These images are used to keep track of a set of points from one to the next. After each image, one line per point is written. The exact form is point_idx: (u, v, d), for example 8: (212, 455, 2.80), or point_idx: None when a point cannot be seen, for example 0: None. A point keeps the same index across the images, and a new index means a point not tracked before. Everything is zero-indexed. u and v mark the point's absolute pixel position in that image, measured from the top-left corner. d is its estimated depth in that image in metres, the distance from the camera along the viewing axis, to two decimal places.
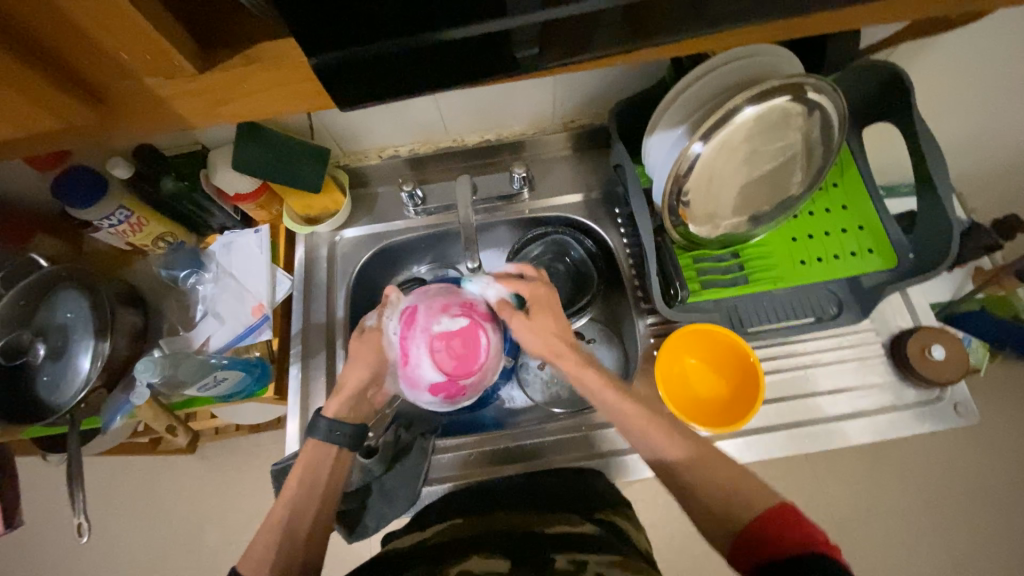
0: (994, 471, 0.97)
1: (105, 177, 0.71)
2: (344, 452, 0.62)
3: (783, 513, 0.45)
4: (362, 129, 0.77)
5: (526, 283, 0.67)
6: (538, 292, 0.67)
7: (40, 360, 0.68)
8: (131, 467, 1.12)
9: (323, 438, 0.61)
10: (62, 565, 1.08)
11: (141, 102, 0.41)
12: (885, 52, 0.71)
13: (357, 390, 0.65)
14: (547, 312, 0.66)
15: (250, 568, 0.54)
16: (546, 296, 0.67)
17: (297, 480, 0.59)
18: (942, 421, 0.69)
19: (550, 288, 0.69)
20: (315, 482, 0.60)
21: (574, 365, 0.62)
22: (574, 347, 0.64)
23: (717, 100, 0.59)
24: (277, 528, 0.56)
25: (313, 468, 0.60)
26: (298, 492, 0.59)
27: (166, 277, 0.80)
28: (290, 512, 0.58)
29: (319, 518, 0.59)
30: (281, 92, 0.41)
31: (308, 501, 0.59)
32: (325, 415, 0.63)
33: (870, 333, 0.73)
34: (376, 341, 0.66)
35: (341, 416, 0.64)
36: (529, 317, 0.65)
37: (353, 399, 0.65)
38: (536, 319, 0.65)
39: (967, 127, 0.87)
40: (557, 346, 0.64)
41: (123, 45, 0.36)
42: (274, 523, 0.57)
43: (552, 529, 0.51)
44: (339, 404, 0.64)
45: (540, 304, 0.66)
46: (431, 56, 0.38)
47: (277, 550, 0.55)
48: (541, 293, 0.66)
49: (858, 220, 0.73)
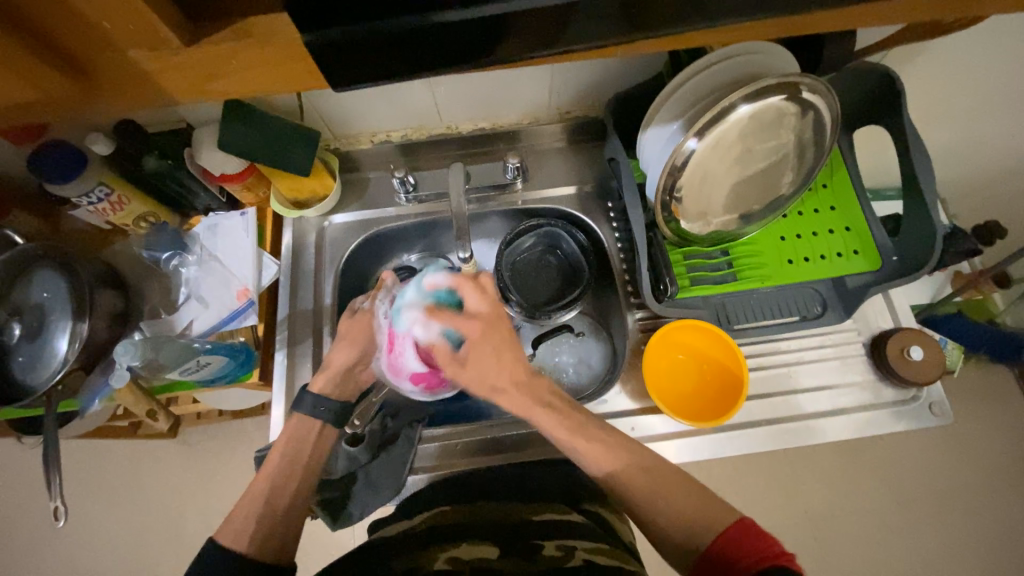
0: (962, 469, 1.01)
1: (85, 153, 0.69)
2: (329, 428, 0.63)
3: (739, 531, 0.46)
4: (354, 112, 0.76)
5: (460, 323, 0.55)
6: (473, 332, 0.55)
7: (15, 341, 0.66)
8: (110, 450, 1.10)
9: (309, 413, 0.62)
10: (36, 548, 1.06)
11: (124, 76, 0.39)
12: (879, 55, 0.72)
13: (344, 368, 0.65)
14: (486, 356, 0.54)
15: (229, 539, 0.53)
16: (485, 335, 0.55)
17: (279, 455, 0.59)
18: (916, 420, 0.71)
19: (491, 321, 0.56)
20: (298, 459, 0.59)
21: (523, 408, 0.55)
22: (524, 386, 0.55)
23: (712, 97, 0.59)
24: (257, 501, 0.55)
25: (295, 444, 0.60)
26: (279, 467, 0.58)
27: (149, 259, 0.79)
28: (270, 488, 0.57)
29: (299, 493, 0.58)
30: (271, 71, 0.40)
31: (288, 477, 0.58)
32: (311, 391, 0.63)
33: (852, 333, 0.75)
34: (366, 325, 0.66)
35: (327, 393, 0.64)
36: (465, 364, 0.55)
37: (341, 376, 0.65)
38: (473, 367, 0.54)
39: (954, 134, 0.88)
40: (502, 393, 0.55)
41: (107, 14, 0.34)
42: (254, 495, 0.56)
43: (538, 517, 0.52)
44: (324, 381, 0.64)
45: (477, 348, 0.54)
46: (427, 40, 0.37)
47: (256, 522, 0.54)
48: (479, 334, 0.54)
49: (846, 222, 0.74)
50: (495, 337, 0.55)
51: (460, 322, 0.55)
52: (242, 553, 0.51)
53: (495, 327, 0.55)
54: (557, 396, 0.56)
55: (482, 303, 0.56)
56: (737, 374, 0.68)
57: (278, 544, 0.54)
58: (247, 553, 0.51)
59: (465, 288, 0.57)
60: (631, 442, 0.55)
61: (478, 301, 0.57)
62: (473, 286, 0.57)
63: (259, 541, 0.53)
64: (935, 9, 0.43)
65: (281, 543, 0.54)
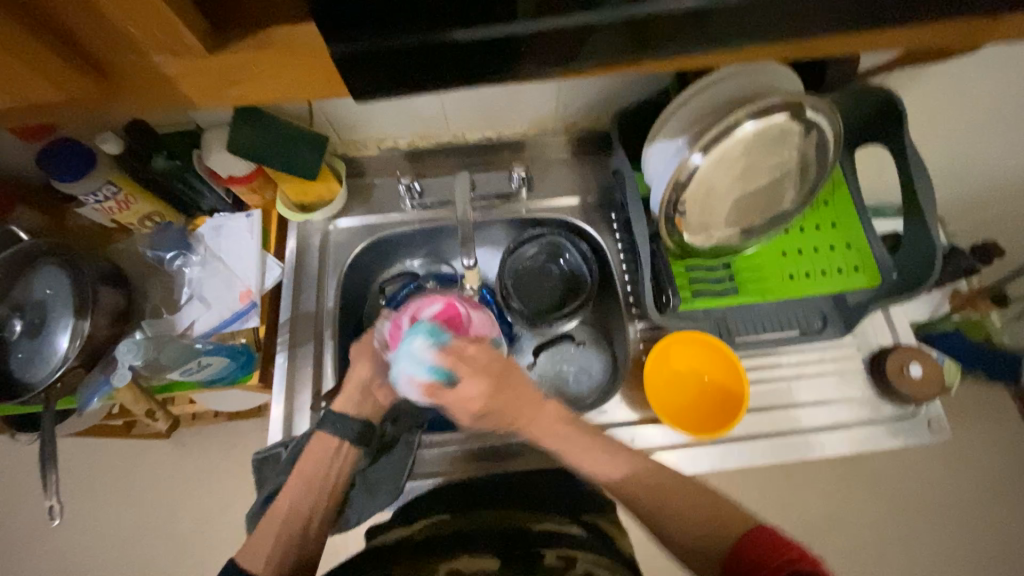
0: (956, 487, 1.01)
1: (94, 152, 0.69)
2: (347, 445, 0.63)
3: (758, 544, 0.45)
4: (363, 118, 0.76)
5: (464, 405, 0.56)
6: (479, 408, 0.57)
7: (17, 336, 0.66)
8: (103, 449, 1.09)
9: (330, 432, 0.62)
10: (24, 547, 1.04)
11: (144, 79, 0.39)
12: (881, 76, 0.73)
13: (362, 383, 0.64)
14: (496, 415, 0.58)
15: (248, 559, 0.55)
16: (490, 407, 0.57)
17: (297, 471, 0.60)
18: (914, 437, 0.71)
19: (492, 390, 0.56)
20: (314, 475, 0.60)
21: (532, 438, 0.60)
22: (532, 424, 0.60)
23: (717, 114, 0.60)
24: (275, 519, 0.57)
25: (316, 462, 0.61)
26: (297, 485, 0.59)
27: (152, 258, 0.79)
28: (287, 506, 0.58)
29: (315, 511, 0.60)
30: (291, 79, 0.41)
31: (305, 495, 0.59)
32: (331, 410, 0.64)
33: (852, 348, 0.75)
34: (370, 341, 0.66)
35: (347, 412, 0.64)
36: (479, 422, 0.59)
37: (359, 394, 0.64)
38: (488, 422, 0.59)
39: (953, 155, 0.90)
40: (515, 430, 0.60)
41: (133, 20, 0.35)
42: (274, 513, 0.58)
43: (539, 526, 0.52)
44: (343, 401, 0.64)
45: (489, 413, 0.58)
46: (441, 53, 0.38)
47: (274, 539, 0.56)
48: (485, 408, 0.57)
49: (847, 239, 0.74)
50: (499, 406, 0.57)
51: (464, 403, 0.56)
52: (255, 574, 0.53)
53: (498, 398, 0.57)
54: (565, 420, 0.59)
55: (478, 381, 0.56)
56: (739, 383, 0.68)
57: (295, 560, 0.56)
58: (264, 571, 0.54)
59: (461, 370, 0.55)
60: None
61: (476, 380, 0.56)
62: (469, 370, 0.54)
63: (277, 558, 0.55)
64: (939, 37, 0.44)
65: (299, 557, 0.56)
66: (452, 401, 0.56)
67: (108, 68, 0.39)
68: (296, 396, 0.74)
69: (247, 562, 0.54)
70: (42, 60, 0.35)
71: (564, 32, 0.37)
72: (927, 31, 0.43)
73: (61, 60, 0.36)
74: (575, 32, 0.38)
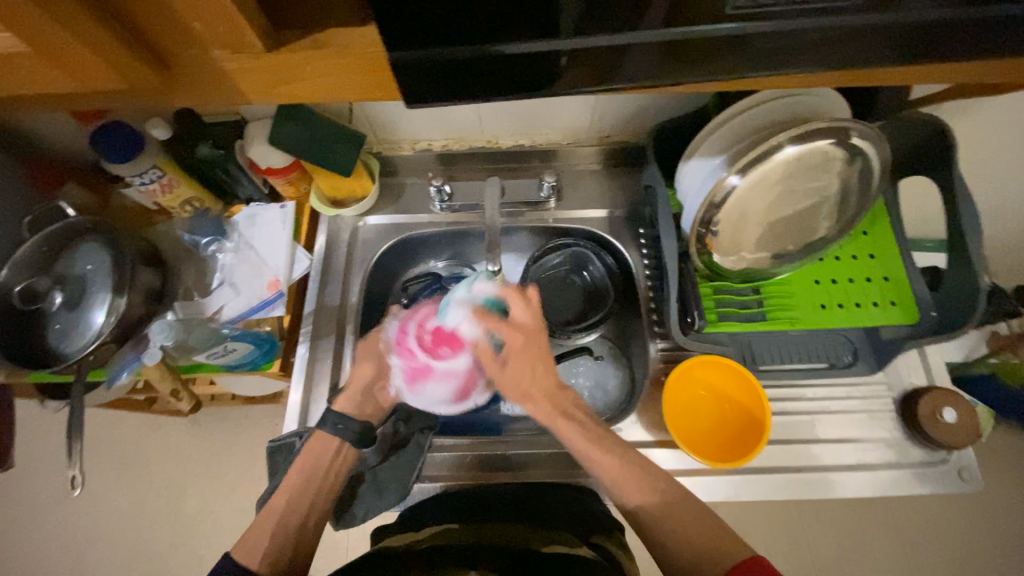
0: (982, 539, 0.96)
1: (142, 136, 0.72)
2: (347, 447, 0.61)
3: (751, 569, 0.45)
4: (400, 119, 0.78)
5: (505, 331, 0.59)
6: (516, 339, 0.58)
7: (55, 308, 0.69)
8: (125, 422, 1.13)
9: (330, 432, 0.61)
10: (43, 510, 1.08)
11: (204, 74, 0.41)
12: (932, 108, 0.71)
13: (365, 384, 0.65)
14: (525, 361, 0.58)
15: (242, 553, 0.54)
16: (526, 344, 0.59)
17: (296, 470, 0.59)
18: (942, 485, 0.68)
19: (537, 331, 0.60)
20: (315, 474, 0.59)
21: (546, 417, 0.58)
22: (554, 397, 0.58)
23: (759, 135, 0.59)
24: (271, 516, 0.56)
25: (314, 459, 0.60)
26: (296, 483, 0.58)
27: (188, 241, 0.81)
28: (284, 504, 0.58)
29: (312, 511, 0.58)
30: (342, 81, 0.42)
31: (303, 493, 0.58)
32: (333, 409, 0.63)
33: (882, 386, 0.73)
34: (377, 339, 0.66)
35: (347, 411, 0.64)
36: (506, 368, 0.59)
37: (361, 394, 0.65)
38: (513, 372, 0.58)
39: (1002, 191, 0.86)
40: (532, 402, 0.58)
41: (200, 16, 0.36)
42: (270, 509, 0.57)
43: (548, 549, 0.51)
44: (344, 402, 0.64)
45: (518, 360, 0.58)
46: (487, 67, 0.38)
47: (269, 537, 0.55)
48: (521, 343, 0.59)
49: (884, 272, 0.72)
50: (534, 348, 0.59)
51: (504, 329, 0.59)
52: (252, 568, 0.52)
53: (536, 338, 0.59)
54: (577, 406, 0.59)
55: (527, 313, 0.61)
56: (760, 415, 0.66)
57: (288, 560, 0.55)
58: (257, 569, 0.53)
59: (513, 300, 0.61)
60: None
61: (524, 313, 0.61)
62: (521, 297, 0.61)
63: (271, 555, 0.54)
64: (987, 72, 0.44)
65: (292, 557, 0.55)
66: (494, 326, 0.59)
67: (169, 59, 0.40)
68: (314, 386, 0.75)
69: (245, 560, 0.53)
70: (112, 51, 0.37)
71: (612, 49, 0.37)
72: (976, 66, 0.43)
73: (130, 51, 0.37)
74: (624, 50, 0.37)
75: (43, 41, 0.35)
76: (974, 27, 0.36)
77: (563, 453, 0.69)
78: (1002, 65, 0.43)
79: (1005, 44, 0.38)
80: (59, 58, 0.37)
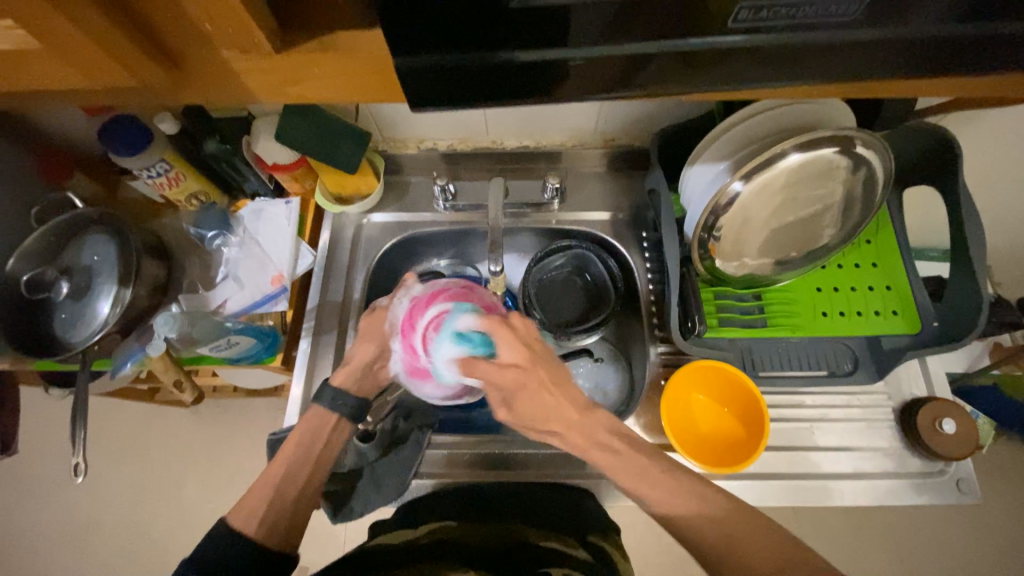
0: (979, 551, 0.96)
1: (150, 129, 0.72)
2: (344, 420, 0.62)
3: None
4: (406, 119, 0.78)
5: (495, 376, 0.54)
6: (510, 382, 0.54)
7: (61, 298, 0.70)
8: (128, 411, 1.14)
9: (327, 407, 0.62)
10: (44, 496, 1.09)
11: (214, 72, 0.41)
12: (939, 118, 0.71)
13: (366, 363, 0.64)
14: (534, 399, 0.54)
15: (240, 520, 0.54)
16: (525, 384, 0.54)
17: (294, 444, 0.59)
18: (941, 496, 0.68)
19: (530, 370, 0.54)
20: (312, 449, 0.60)
21: (580, 448, 0.56)
22: (577, 426, 0.55)
23: (763, 142, 0.59)
24: (267, 487, 0.56)
25: (310, 434, 0.60)
26: (294, 454, 0.59)
27: (194, 235, 0.83)
28: (282, 475, 0.58)
29: (309, 483, 0.59)
30: (349, 82, 0.43)
31: (300, 465, 0.59)
32: (331, 383, 0.63)
33: (882, 396, 0.73)
34: (382, 320, 0.65)
35: (346, 387, 0.64)
36: (513, 409, 0.55)
37: (361, 372, 0.65)
38: (523, 410, 0.55)
39: (1008, 202, 0.85)
40: (556, 435, 0.56)
41: (210, 17, 0.37)
42: (267, 479, 0.57)
43: (545, 543, 0.52)
44: (345, 376, 0.64)
45: (521, 396, 0.54)
46: (492, 73, 0.38)
47: (267, 505, 0.55)
48: (518, 387, 0.54)
49: (887, 281, 0.72)
50: (533, 388, 0.54)
51: (494, 375, 0.54)
52: (252, 535, 0.52)
53: (533, 375, 0.54)
54: (613, 433, 0.55)
55: (516, 351, 0.54)
56: (758, 415, 0.66)
57: (286, 528, 0.55)
58: (255, 536, 0.52)
59: (497, 333, 0.56)
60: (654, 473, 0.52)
61: (512, 352, 0.55)
62: (506, 334, 0.55)
63: (269, 524, 0.54)
64: (993, 86, 0.44)
65: (289, 528, 0.55)
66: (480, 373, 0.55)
67: (179, 58, 0.41)
68: (315, 379, 0.75)
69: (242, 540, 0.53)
70: (123, 48, 0.37)
71: (617, 60, 0.37)
72: (966, 82, 0.43)
73: (141, 49, 0.38)
74: (629, 59, 0.37)
75: (54, 39, 0.36)
76: (972, 46, 0.36)
77: (560, 453, 0.69)
78: (988, 83, 0.43)
79: (1003, 64, 0.38)
80: (71, 54, 0.37)
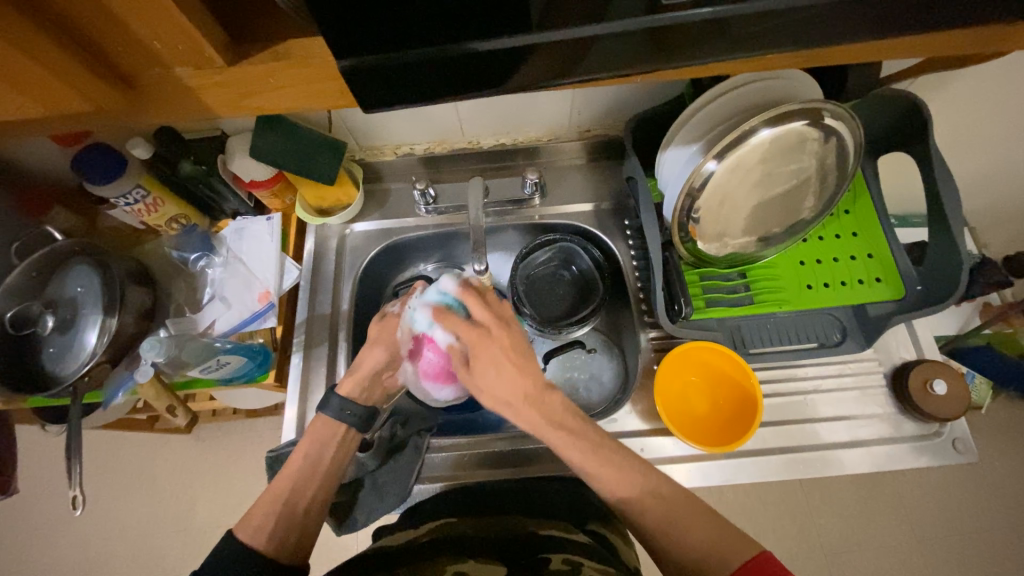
0: (989, 510, 0.97)
1: (125, 156, 0.72)
2: (351, 432, 0.63)
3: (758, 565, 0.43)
4: (381, 125, 0.78)
5: (461, 330, 0.57)
6: (473, 340, 0.56)
7: (47, 332, 0.69)
8: (128, 441, 1.13)
9: (334, 416, 0.61)
10: (51, 533, 1.09)
11: (169, 91, 0.42)
12: (905, 83, 0.72)
13: (374, 371, 0.64)
14: (488, 365, 0.55)
15: (245, 531, 0.53)
16: (484, 345, 0.55)
17: (302, 457, 0.58)
18: (939, 457, 0.69)
19: (497, 331, 0.56)
20: (321, 459, 0.59)
21: (532, 423, 0.54)
22: (534, 401, 0.54)
23: (732, 121, 0.59)
24: (269, 504, 0.55)
25: (318, 445, 0.60)
26: (296, 472, 0.58)
27: (177, 259, 0.83)
28: (291, 489, 0.57)
29: (318, 497, 0.58)
30: (305, 90, 0.43)
31: (309, 480, 0.58)
32: (339, 392, 0.63)
33: (873, 362, 0.73)
34: (394, 328, 0.65)
35: (352, 397, 0.64)
36: (471, 371, 0.57)
37: (367, 380, 0.64)
38: (478, 375, 0.56)
39: (983, 161, 0.86)
40: (509, 407, 0.55)
41: (159, 35, 0.37)
42: (275, 494, 0.56)
43: (546, 531, 0.52)
44: (352, 385, 0.64)
45: (477, 363, 0.55)
46: (455, 65, 0.38)
47: (268, 518, 0.54)
48: (477, 344, 0.56)
49: (868, 249, 0.73)
50: (492, 347, 0.55)
51: (461, 330, 0.57)
52: (262, 548, 0.52)
53: (493, 341, 0.55)
54: (568, 411, 0.55)
55: (484, 312, 0.57)
56: (750, 398, 0.67)
57: (294, 543, 0.54)
58: (266, 550, 0.52)
59: (470, 300, 0.59)
60: (621, 464, 0.52)
61: (481, 312, 0.57)
62: (476, 298, 0.58)
63: (278, 538, 0.53)
64: (955, 44, 0.44)
65: (300, 536, 0.54)
66: (452, 326, 0.58)
67: (134, 80, 0.41)
68: (310, 395, 0.75)
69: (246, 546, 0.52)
70: (73, 73, 0.37)
71: (572, 45, 0.38)
72: (920, 42, 0.44)
73: (91, 71, 0.38)
74: (584, 42, 0.38)
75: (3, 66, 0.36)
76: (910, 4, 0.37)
77: None
78: (943, 41, 0.44)
79: (953, 17, 0.38)
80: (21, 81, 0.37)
